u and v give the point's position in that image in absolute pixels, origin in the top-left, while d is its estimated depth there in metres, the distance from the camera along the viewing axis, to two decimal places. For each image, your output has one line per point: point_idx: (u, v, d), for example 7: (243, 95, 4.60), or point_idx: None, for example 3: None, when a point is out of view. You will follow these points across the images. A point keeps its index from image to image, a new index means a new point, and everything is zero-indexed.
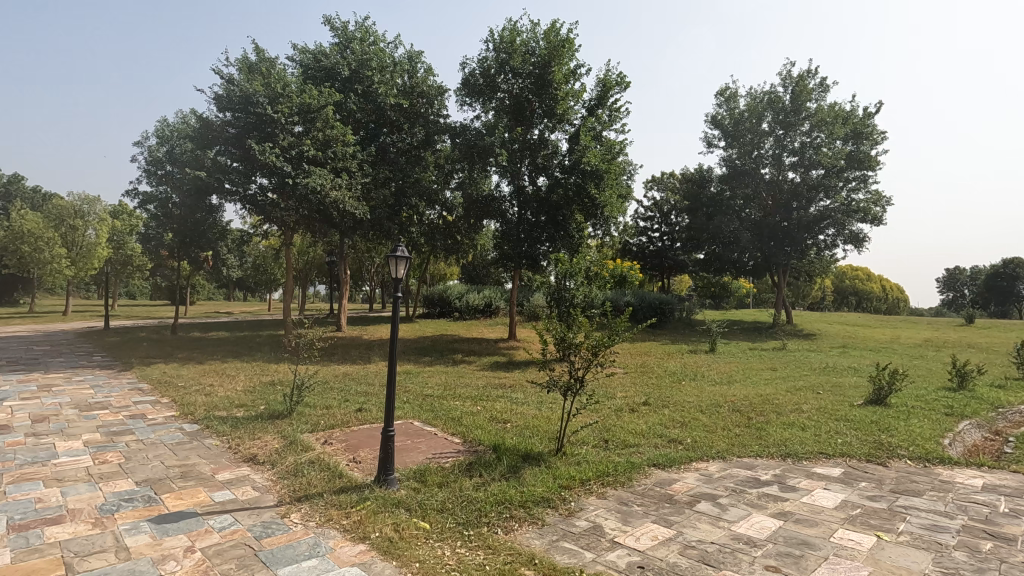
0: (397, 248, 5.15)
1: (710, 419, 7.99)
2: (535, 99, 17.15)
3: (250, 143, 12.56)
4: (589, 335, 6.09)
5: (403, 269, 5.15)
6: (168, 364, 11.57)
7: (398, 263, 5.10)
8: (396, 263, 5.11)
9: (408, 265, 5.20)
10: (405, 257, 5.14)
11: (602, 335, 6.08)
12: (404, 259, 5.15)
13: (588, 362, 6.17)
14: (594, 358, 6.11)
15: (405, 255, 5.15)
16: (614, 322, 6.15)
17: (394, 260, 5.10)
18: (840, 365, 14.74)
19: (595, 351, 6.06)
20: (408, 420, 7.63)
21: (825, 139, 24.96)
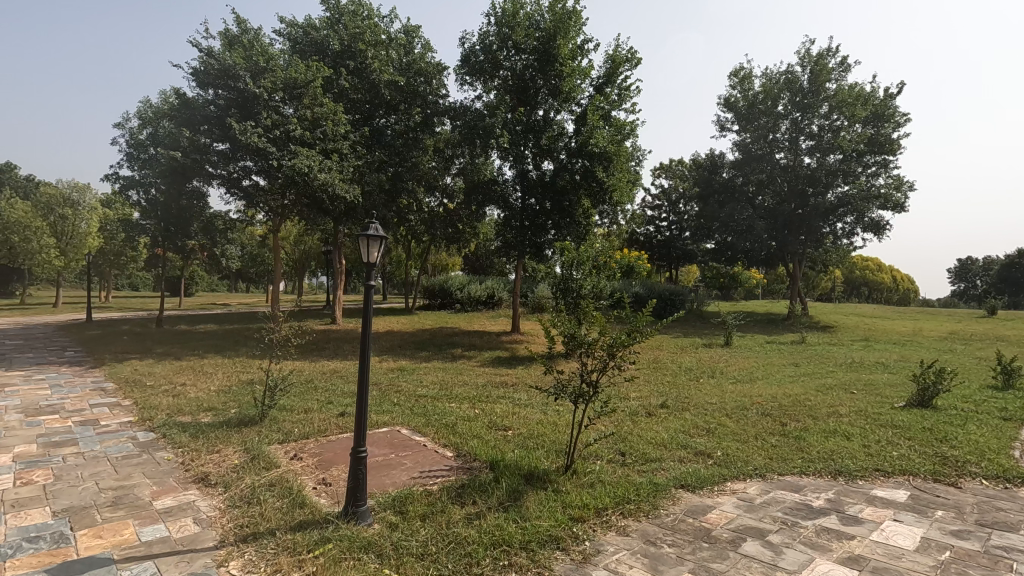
0: (370, 225, 4.19)
1: (739, 425, 7.03)
2: (539, 77, 16.09)
3: (231, 121, 11.56)
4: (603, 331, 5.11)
5: (379, 252, 4.19)
6: (142, 360, 10.69)
7: (371, 243, 4.13)
8: (369, 243, 4.13)
9: (385, 246, 4.23)
10: (381, 237, 4.17)
11: (621, 332, 5.09)
12: (379, 239, 4.18)
13: (605, 363, 5.18)
14: (612, 359, 5.12)
15: (382, 234, 4.19)
16: (636, 317, 5.14)
17: (366, 240, 4.13)
18: (867, 361, 13.76)
19: (613, 351, 5.09)
20: (396, 427, 6.72)
21: (845, 122, 23.71)
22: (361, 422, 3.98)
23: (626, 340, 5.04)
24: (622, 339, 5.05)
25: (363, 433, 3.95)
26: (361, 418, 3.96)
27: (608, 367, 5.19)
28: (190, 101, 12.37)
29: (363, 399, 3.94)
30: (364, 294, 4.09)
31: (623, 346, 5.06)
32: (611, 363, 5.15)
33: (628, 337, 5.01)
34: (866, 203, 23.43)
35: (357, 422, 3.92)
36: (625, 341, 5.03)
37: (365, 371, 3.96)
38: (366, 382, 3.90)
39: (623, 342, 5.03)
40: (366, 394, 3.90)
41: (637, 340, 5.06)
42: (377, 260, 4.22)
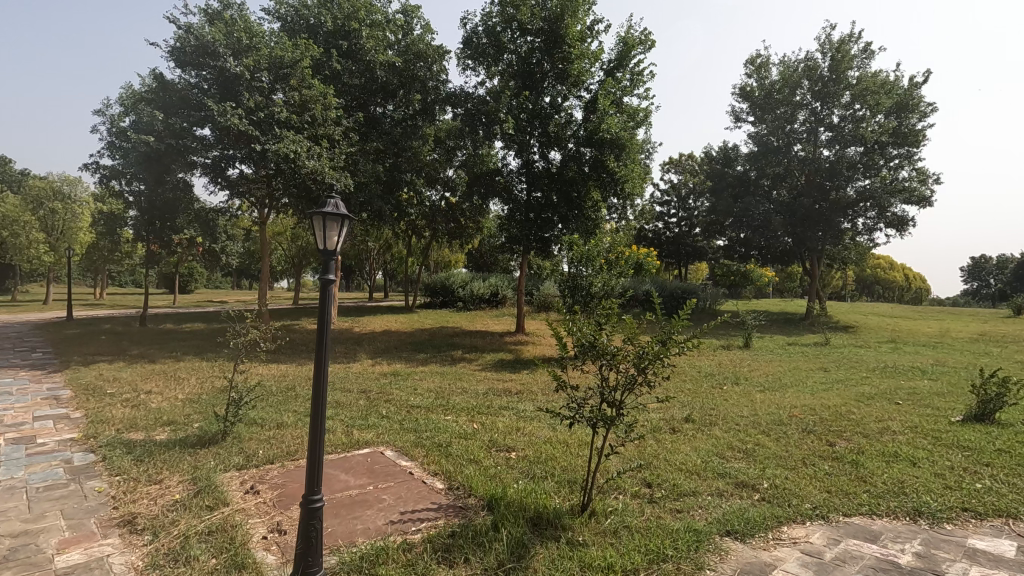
0: (326, 200, 3.21)
1: (781, 446, 6.02)
2: (546, 60, 15.04)
3: (208, 102, 10.52)
4: (633, 342, 4.04)
5: (339, 237, 3.20)
6: (112, 363, 9.77)
7: (328, 225, 3.14)
8: (325, 224, 3.15)
9: (347, 228, 3.24)
10: (341, 215, 3.19)
11: (651, 340, 4.00)
12: (338, 220, 3.20)
13: (631, 378, 4.11)
14: (643, 374, 4.03)
15: (343, 211, 3.22)
16: (670, 321, 4.11)
17: (323, 221, 3.14)
18: (899, 365, 12.75)
19: (646, 366, 4.00)
20: (380, 447, 5.73)
21: (867, 112, 22.56)
22: (316, 461, 3.04)
23: (661, 349, 3.94)
24: (654, 349, 3.97)
25: (318, 475, 3.01)
26: (316, 454, 3.02)
27: (637, 383, 4.10)
28: (169, 84, 11.38)
29: (318, 429, 3.02)
30: (318, 293, 3.12)
31: (658, 358, 3.96)
32: (639, 379, 4.05)
33: (664, 346, 3.91)
34: (890, 196, 22.38)
35: (310, 462, 2.98)
36: (657, 353, 3.93)
37: (320, 396, 3.04)
38: (322, 408, 2.99)
39: (659, 353, 3.94)
40: (321, 425, 2.98)
41: (673, 350, 3.99)
42: (339, 248, 3.23)
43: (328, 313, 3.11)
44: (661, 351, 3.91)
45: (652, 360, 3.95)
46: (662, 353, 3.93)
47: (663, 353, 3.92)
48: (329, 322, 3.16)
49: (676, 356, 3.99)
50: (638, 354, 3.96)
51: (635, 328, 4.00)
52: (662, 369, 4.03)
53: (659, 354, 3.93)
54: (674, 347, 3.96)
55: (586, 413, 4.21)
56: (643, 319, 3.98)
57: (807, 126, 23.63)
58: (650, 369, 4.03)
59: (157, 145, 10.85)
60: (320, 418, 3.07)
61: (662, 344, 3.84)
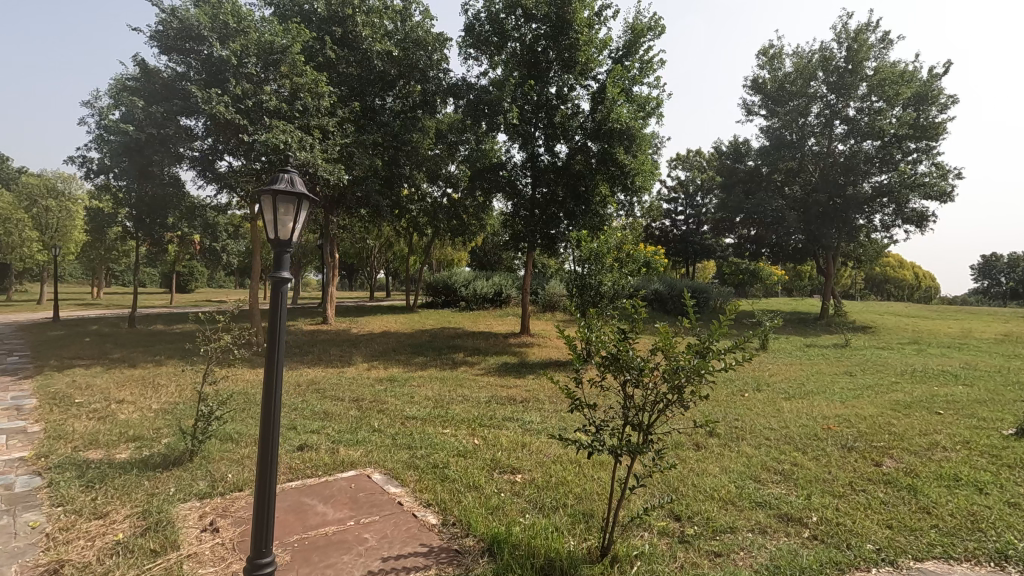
0: (279, 175, 2.71)
1: (823, 468, 5.31)
2: (551, 47, 14.31)
3: (192, 88, 9.82)
4: (667, 355, 3.26)
5: (295, 218, 2.73)
6: (88, 369, 9.15)
7: (281, 205, 2.66)
8: (277, 205, 2.67)
9: (303, 206, 2.75)
10: (298, 193, 2.69)
11: (687, 352, 3.24)
12: (295, 200, 2.71)
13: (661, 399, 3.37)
14: (679, 394, 3.25)
15: (300, 187, 2.72)
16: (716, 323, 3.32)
17: (274, 199, 2.66)
18: (925, 368, 12.03)
19: (682, 385, 3.23)
20: (366, 468, 5.02)
21: (884, 103, 21.75)
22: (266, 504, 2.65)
23: (701, 365, 3.16)
24: (690, 365, 3.20)
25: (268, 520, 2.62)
26: (264, 494, 2.63)
27: (669, 405, 3.34)
28: (152, 71, 10.70)
29: (267, 463, 2.66)
30: (269, 292, 2.64)
31: (697, 376, 3.18)
32: (671, 402, 3.29)
33: (704, 362, 3.14)
34: (909, 191, 21.57)
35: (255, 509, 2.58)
36: (696, 369, 3.16)
37: (270, 422, 2.66)
38: (272, 441, 2.61)
39: (699, 370, 3.17)
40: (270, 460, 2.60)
41: (715, 364, 3.21)
42: (298, 232, 2.75)
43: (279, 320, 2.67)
44: (702, 368, 3.12)
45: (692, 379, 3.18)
46: (702, 370, 3.14)
47: (705, 369, 3.13)
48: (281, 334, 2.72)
49: (717, 372, 3.22)
50: (669, 371, 3.19)
51: (667, 339, 3.23)
52: (701, 388, 3.27)
53: (700, 370, 3.14)
54: (715, 361, 3.18)
55: (605, 441, 3.48)
56: (672, 327, 3.23)
57: (822, 119, 22.82)
58: (686, 389, 3.26)
59: (136, 134, 10.13)
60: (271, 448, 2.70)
61: (703, 361, 3.05)
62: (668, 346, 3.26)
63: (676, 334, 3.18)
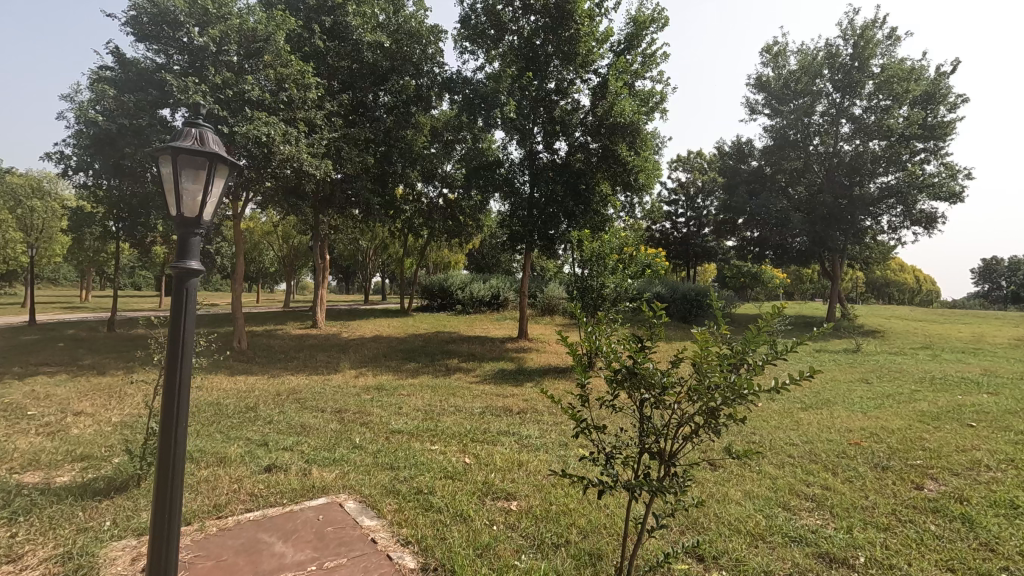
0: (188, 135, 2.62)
1: (859, 493, 4.69)
2: (550, 41, 13.75)
3: (167, 76, 9.19)
4: (697, 370, 2.60)
5: (197, 184, 2.61)
6: (52, 377, 8.49)
7: (179, 169, 2.56)
8: (178, 169, 2.56)
9: (208, 170, 2.64)
10: (206, 153, 2.61)
11: (722, 367, 2.56)
12: (202, 164, 2.62)
13: (688, 424, 2.71)
14: (714, 420, 2.59)
15: (209, 148, 2.64)
16: (755, 328, 2.67)
17: (173, 164, 2.55)
18: (944, 375, 11.43)
19: (716, 407, 2.57)
20: (340, 496, 4.35)
21: (891, 102, 21.27)
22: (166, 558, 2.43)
23: (742, 384, 2.49)
24: (726, 382, 2.53)
25: (167, 562, 2.44)
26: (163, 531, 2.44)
27: (699, 431, 2.67)
28: (128, 59, 10.04)
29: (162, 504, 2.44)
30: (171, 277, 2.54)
31: (737, 398, 2.52)
32: (701, 427, 2.63)
33: (748, 381, 2.47)
34: (917, 192, 20.89)
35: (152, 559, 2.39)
36: (735, 388, 2.49)
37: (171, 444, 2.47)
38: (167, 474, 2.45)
39: (739, 390, 2.51)
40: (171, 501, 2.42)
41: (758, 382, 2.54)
42: (209, 197, 2.67)
43: (185, 332, 2.48)
44: (748, 389, 2.43)
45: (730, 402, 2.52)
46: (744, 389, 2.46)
47: (752, 389, 2.45)
48: (191, 349, 2.54)
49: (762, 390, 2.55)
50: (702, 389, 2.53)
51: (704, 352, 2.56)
52: (738, 412, 2.60)
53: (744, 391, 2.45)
54: (758, 378, 2.53)
55: (618, 475, 2.82)
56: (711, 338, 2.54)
57: (827, 118, 22.30)
58: (722, 414, 2.60)
59: (105, 124, 9.45)
60: (173, 483, 2.49)
61: (749, 382, 2.37)
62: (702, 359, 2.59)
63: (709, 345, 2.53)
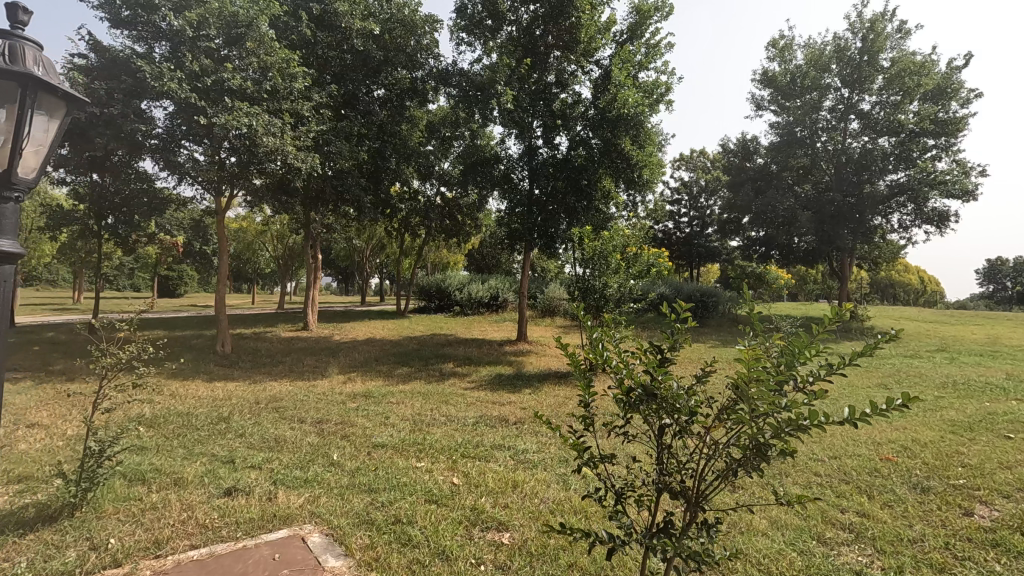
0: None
1: (901, 521, 4.08)
2: (550, 31, 13.29)
3: (139, 62, 8.61)
4: (739, 396, 1.94)
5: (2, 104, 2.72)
6: (15, 383, 7.93)
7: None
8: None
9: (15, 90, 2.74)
10: (17, 76, 2.72)
11: (773, 390, 1.89)
12: (13, 88, 2.74)
13: (724, 460, 2.08)
14: (760, 457, 1.94)
15: (20, 69, 2.74)
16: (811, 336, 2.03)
17: None
18: (967, 380, 10.79)
19: (764, 445, 1.91)
20: (305, 527, 3.76)
21: (901, 97, 20.67)
22: None
23: (802, 414, 1.81)
24: (778, 407, 1.88)
25: None
26: None
27: (739, 471, 2.03)
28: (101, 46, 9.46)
29: None
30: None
31: (793, 433, 1.85)
32: (742, 465, 1.99)
33: (812, 409, 1.79)
34: (929, 189, 20.25)
35: None
36: (791, 420, 1.83)
37: None
38: None
39: (795, 422, 1.85)
40: None
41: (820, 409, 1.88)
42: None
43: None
44: (811, 424, 1.74)
45: (788, 442, 1.84)
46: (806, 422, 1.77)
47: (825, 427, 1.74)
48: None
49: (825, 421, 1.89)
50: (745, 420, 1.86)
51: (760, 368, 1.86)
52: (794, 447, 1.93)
53: (807, 425, 1.77)
54: (819, 405, 1.88)
55: (635, 526, 2.17)
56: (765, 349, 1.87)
57: (835, 114, 21.74)
58: (772, 451, 1.93)
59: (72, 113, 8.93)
60: None
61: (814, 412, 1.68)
62: (747, 381, 1.90)
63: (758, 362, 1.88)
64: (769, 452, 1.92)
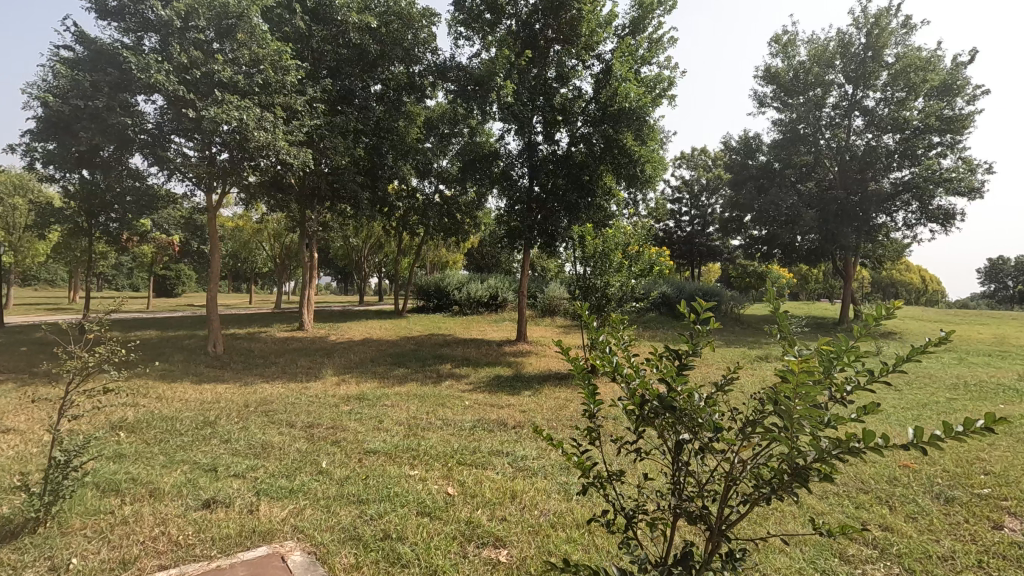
0: None
1: (927, 536, 3.79)
2: (550, 24, 13.04)
3: (125, 52, 8.31)
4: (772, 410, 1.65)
5: None
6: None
7: None
8: None
9: None
10: None
11: (813, 403, 1.61)
12: None
13: (750, 484, 1.81)
14: (798, 483, 1.65)
15: None
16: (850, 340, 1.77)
17: None
18: (979, 381, 10.49)
19: (804, 469, 1.62)
20: (284, 544, 3.49)
21: (906, 93, 20.38)
22: None
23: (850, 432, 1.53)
24: (822, 423, 1.58)
25: None
26: None
27: (771, 498, 1.74)
28: (87, 37, 9.17)
29: None
30: None
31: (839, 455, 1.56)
32: (776, 492, 1.69)
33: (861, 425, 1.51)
34: (934, 186, 19.96)
35: None
36: (837, 441, 1.54)
37: None
38: None
39: (840, 441, 1.56)
40: None
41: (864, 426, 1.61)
42: None
43: None
44: (864, 445, 1.45)
45: (835, 466, 1.54)
46: (857, 442, 1.48)
47: (880, 450, 1.45)
48: None
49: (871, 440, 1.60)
50: (784, 439, 1.56)
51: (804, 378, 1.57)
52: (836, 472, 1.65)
53: (857, 446, 1.48)
54: (866, 421, 1.60)
55: (648, 559, 1.88)
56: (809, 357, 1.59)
57: (839, 110, 21.46)
58: (812, 475, 1.64)
59: (54, 104, 8.66)
60: None
61: (869, 433, 1.39)
62: (785, 393, 1.60)
63: (802, 372, 1.59)
64: (808, 476, 1.63)
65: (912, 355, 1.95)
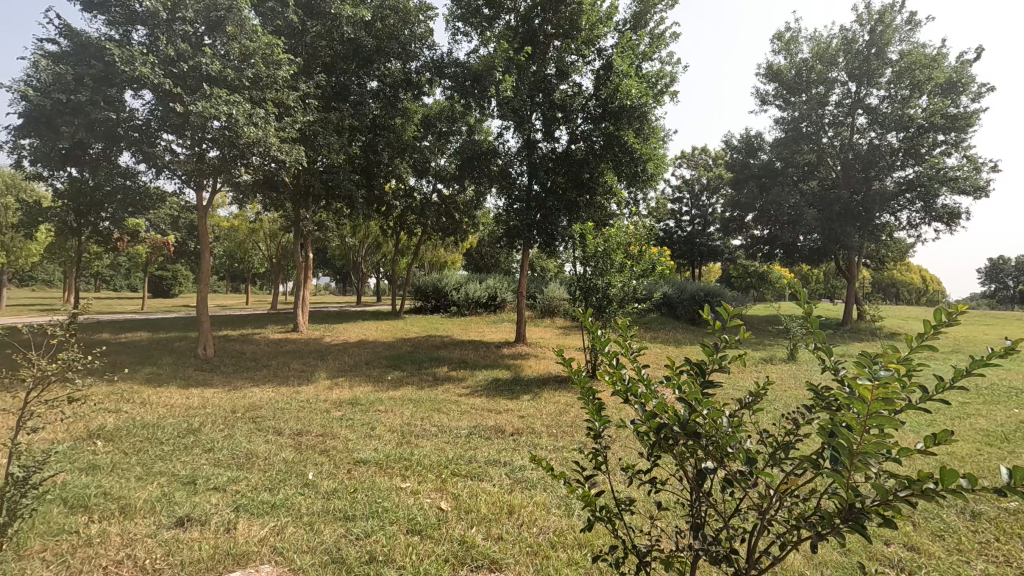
0: None
1: (960, 559, 3.49)
2: (549, 19, 12.78)
3: (108, 44, 8.03)
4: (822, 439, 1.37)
5: None
6: None
7: None
8: None
9: None
10: None
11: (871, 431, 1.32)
12: None
13: (790, 525, 1.52)
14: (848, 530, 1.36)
15: None
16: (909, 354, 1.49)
17: None
18: (991, 385, 10.20)
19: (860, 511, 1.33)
20: (257, 568, 3.20)
21: (910, 91, 20.12)
22: None
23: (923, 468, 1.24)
24: (882, 457, 1.30)
25: None
26: None
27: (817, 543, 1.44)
28: (71, 30, 8.90)
29: None
30: None
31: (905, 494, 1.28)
32: (824, 537, 1.40)
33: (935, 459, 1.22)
34: (939, 185, 19.64)
35: None
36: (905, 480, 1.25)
37: None
38: None
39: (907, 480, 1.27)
40: None
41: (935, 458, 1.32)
42: None
43: None
44: (941, 489, 1.17)
45: (899, 511, 1.25)
46: (931, 483, 1.20)
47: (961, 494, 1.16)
48: None
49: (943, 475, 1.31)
50: (839, 477, 1.26)
51: (872, 404, 1.28)
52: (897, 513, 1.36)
53: (933, 489, 1.20)
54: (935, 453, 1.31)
55: None
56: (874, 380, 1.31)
57: (842, 109, 21.20)
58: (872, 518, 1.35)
59: (35, 99, 8.38)
60: None
61: (950, 473, 1.11)
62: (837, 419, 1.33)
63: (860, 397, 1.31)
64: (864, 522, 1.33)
65: (976, 368, 1.66)
